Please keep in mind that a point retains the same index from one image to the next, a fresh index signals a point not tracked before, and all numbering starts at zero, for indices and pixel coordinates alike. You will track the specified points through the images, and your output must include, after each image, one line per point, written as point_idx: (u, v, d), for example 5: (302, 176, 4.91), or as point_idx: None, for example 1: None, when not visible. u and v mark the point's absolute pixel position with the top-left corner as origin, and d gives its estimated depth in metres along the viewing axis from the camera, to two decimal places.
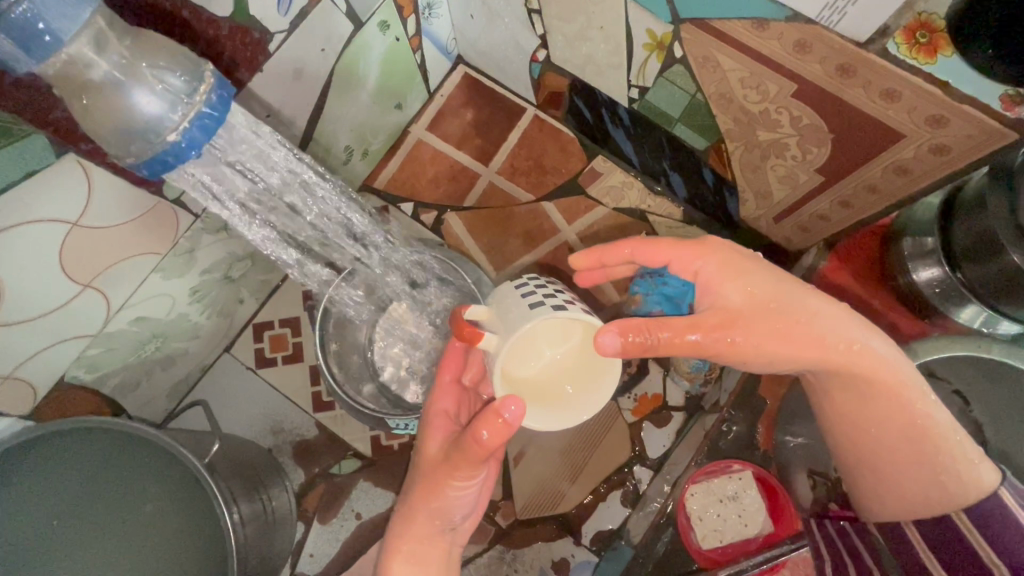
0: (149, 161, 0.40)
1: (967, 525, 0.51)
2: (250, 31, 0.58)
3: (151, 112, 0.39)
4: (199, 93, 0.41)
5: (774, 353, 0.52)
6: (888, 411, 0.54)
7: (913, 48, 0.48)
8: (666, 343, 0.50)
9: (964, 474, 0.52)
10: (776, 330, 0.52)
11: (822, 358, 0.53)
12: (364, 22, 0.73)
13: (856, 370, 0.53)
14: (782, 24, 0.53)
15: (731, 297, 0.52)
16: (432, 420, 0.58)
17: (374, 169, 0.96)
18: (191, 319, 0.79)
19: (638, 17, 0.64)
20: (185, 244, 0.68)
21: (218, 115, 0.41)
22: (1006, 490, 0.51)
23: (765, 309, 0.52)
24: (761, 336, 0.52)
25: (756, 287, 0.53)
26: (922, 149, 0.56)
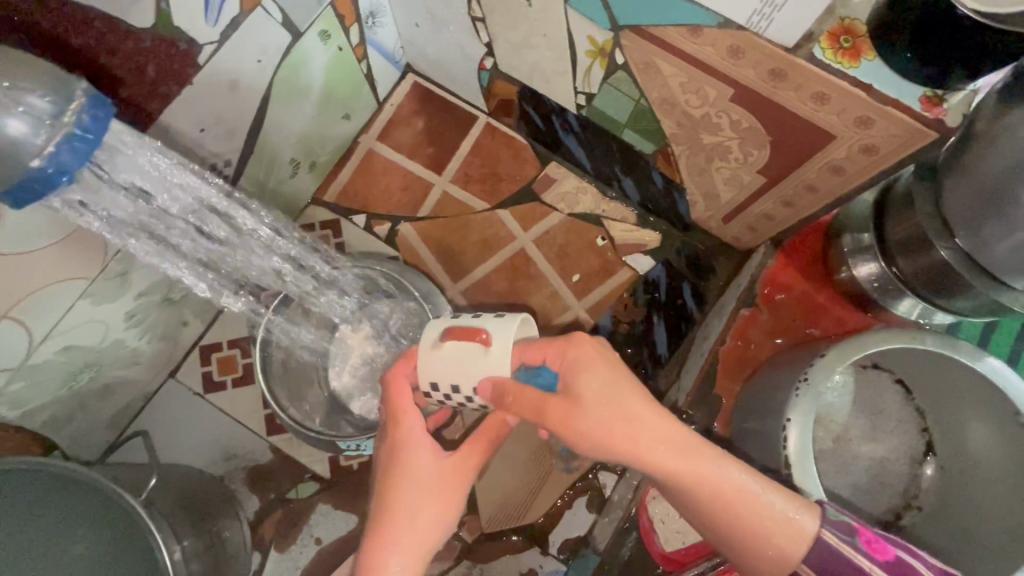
0: (15, 190, 0.40)
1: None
2: (174, 42, 0.56)
3: (13, 138, 0.37)
4: (67, 114, 0.39)
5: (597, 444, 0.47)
6: (717, 507, 0.46)
7: (837, 52, 0.50)
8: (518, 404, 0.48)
9: (786, 533, 0.47)
10: (610, 426, 0.46)
11: (633, 453, 0.46)
12: (302, 32, 0.71)
13: (673, 456, 0.46)
14: (715, 31, 0.54)
15: (586, 391, 0.47)
16: (406, 431, 0.52)
17: (323, 182, 0.94)
18: (128, 345, 0.74)
19: (579, 25, 0.64)
20: (116, 267, 0.64)
21: (91, 138, 0.40)
22: (826, 531, 0.47)
23: (613, 406, 0.46)
24: (598, 426, 0.46)
25: (604, 391, 0.47)
26: (853, 149, 0.58)
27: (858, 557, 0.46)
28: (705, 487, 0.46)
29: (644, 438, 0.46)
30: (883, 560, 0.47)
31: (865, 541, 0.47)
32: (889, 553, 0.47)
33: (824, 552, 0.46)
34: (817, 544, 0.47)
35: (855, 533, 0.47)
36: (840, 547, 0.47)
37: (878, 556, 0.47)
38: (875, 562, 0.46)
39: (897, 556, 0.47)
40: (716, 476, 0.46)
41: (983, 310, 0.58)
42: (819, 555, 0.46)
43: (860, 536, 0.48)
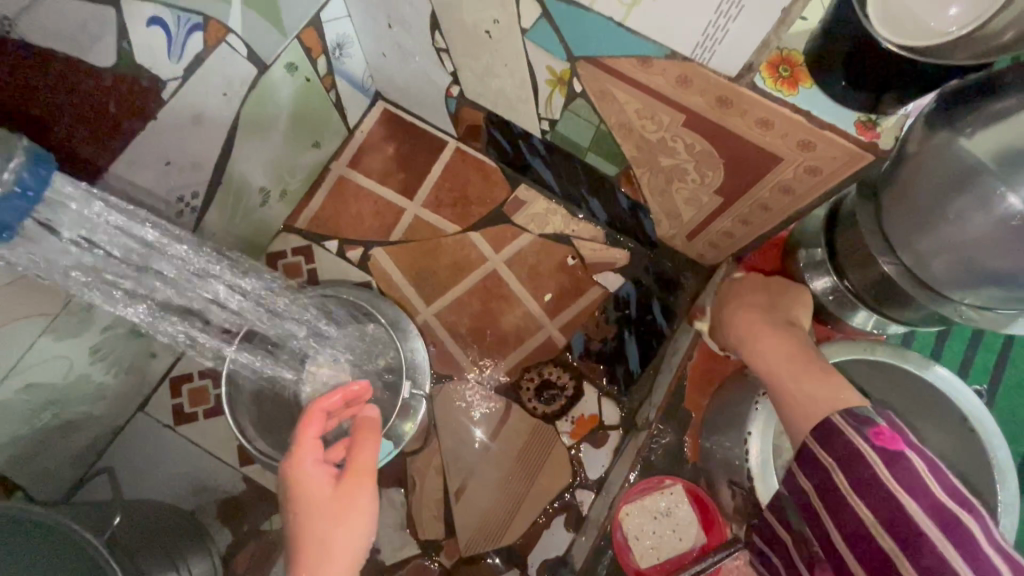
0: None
1: (831, 465, 0.48)
2: (137, 80, 0.57)
3: None
4: (13, 162, 0.47)
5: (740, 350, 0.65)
6: (798, 366, 0.57)
7: (777, 80, 0.53)
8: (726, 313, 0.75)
9: (829, 391, 0.53)
10: (729, 305, 0.71)
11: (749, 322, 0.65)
12: (268, 65, 0.72)
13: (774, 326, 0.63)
14: (664, 62, 0.56)
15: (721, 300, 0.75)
16: (299, 459, 0.54)
17: (295, 209, 0.95)
18: (93, 380, 0.73)
19: (538, 56, 0.67)
20: (79, 302, 0.64)
21: (29, 195, 0.48)
22: (838, 416, 0.49)
23: (737, 292, 0.72)
24: (741, 307, 0.69)
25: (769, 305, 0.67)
26: (799, 170, 0.60)
27: (859, 442, 0.46)
28: (786, 351, 0.59)
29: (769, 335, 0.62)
30: (889, 451, 0.45)
31: (882, 435, 0.46)
32: (899, 446, 0.46)
33: (839, 440, 0.47)
34: (828, 423, 0.49)
35: (868, 424, 0.47)
36: (846, 429, 0.48)
37: (888, 446, 0.46)
38: (876, 450, 0.46)
39: (900, 451, 0.45)
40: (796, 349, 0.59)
41: (932, 320, 0.60)
42: (841, 447, 0.47)
43: (871, 428, 0.47)
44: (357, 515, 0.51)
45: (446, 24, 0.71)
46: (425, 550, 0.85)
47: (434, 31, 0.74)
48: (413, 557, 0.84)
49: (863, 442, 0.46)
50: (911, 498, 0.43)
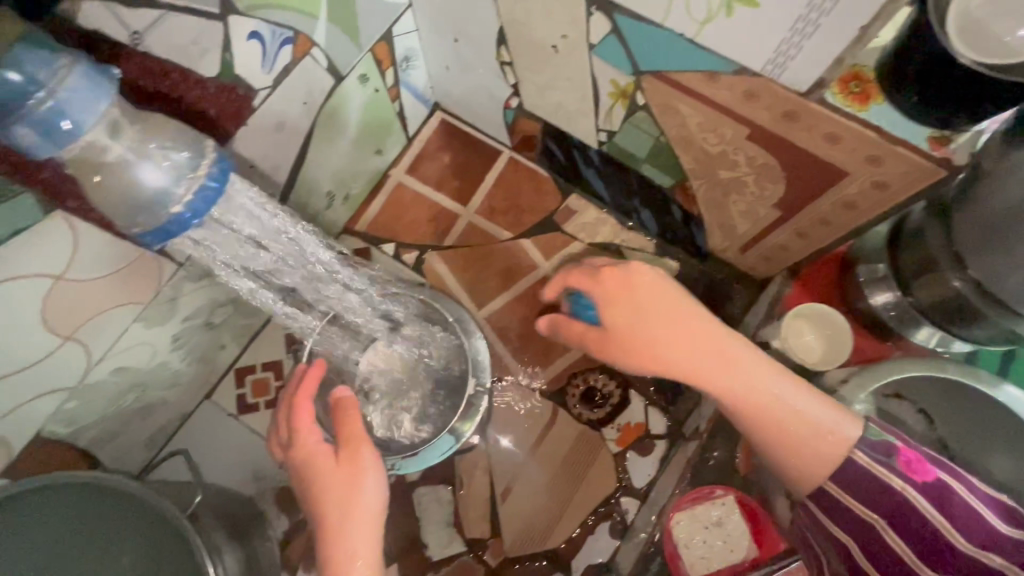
0: (151, 230, 0.44)
1: (876, 516, 0.51)
2: (234, 89, 0.61)
3: (155, 185, 0.43)
4: (201, 168, 0.45)
5: (643, 367, 0.55)
6: (787, 417, 0.52)
7: (847, 96, 0.54)
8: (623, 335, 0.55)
9: (816, 438, 0.52)
10: (667, 317, 0.54)
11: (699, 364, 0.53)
12: (344, 76, 0.76)
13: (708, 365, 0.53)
14: (732, 76, 0.58)
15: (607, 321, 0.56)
16: (303, 441, 0.58)
17: (355, 212, 0.99)
18: (171, 367, 0.78)
19: (602, 69, 0.69)
20: (166, 293, 0.68)
21: (217, 186, 0.46)
22: (861, 453, 0.51)
23: (664, 311, 0.54)
24: (662, 328, 0.53)
25: (665, 300, 0.54)
26: (865, 184, 0.61)
27: (892, 478, 0.50)
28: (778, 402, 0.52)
29: (683, 333, 0.53)
30: (922, 482, 0.50)
31: (901, 462, 0.51)
32: (929, 474, 0.50)
33: (860, 472, 0.51)
34: (859, 472, 0.51)
35: (895, 455, 0.51)
36: (873, 468, 0.51)
37: (917, 476, 0.50)
38: (911, 483, 0.50)
39: (938, 478, 0.50)
40: (783, 394, 0.52)
41: (999, 338, 0.60)
42: (858, 476, 0.51)
43: (899, 458, 0.51)
44: (367, 476, 0.56)
45: (513, 39, 0.75)
46: (470, 548, 0.86)
47: (499, 45, 0.78)
48: (458, 554, 0.86)
49: (883, 470, 0.51)
50: (940, 518, 0.48)
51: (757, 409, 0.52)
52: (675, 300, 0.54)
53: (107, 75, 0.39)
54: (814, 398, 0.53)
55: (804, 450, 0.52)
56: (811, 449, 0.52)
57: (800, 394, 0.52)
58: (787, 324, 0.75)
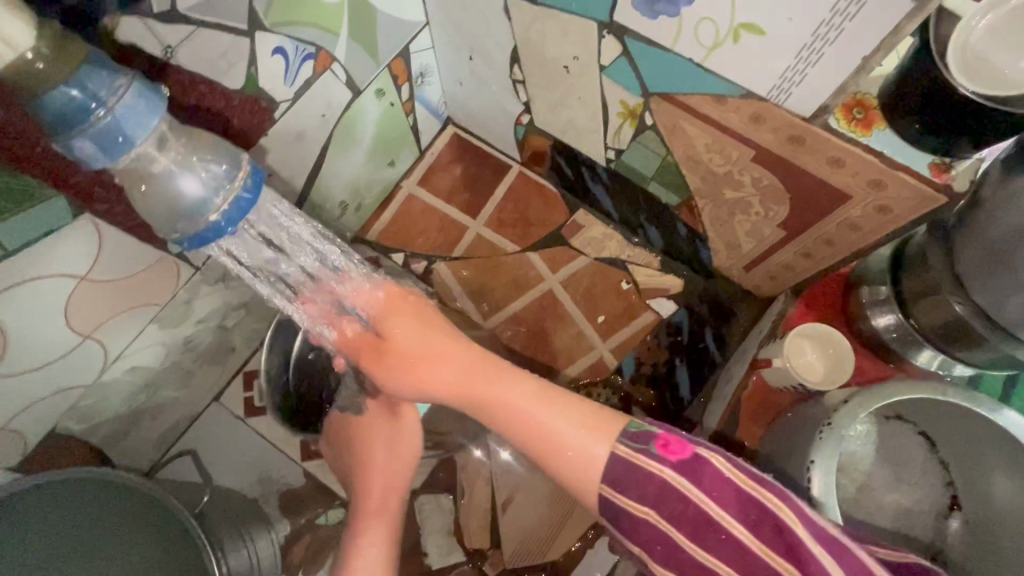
0: (190, 238, 0.43)
1: (641, 506, 0.45)
2: (257, 101, 0.64)
3: (194, 195, 0.42)
4: (238, 179, 0.44)
5: (420, 384, 0.52)
6: (542, 436, 0.47)
7: (851, 122, 0.56)
8: (394, 356, 0.52)
9: (574, 457, 0.46)
10: (433, 332, 0.52)
11: (467, 384, 0.50)
12: (361, 90, 0.79)
13: (480, 384, 0.50)
14: (738, 100, 0.59)
15: (399, 338, 0.52)
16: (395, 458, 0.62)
17: (367, 221, 1.01)
18: (183, 368, 0.80)
19: (613, 90, 0.71)
20: (183, 295, 0.70)
21: (253, 197, 0.44)
22: (619, 446, 0.46)
23: (426, 328, 0.52)
24: (436, 350, 0.51)
25: (431, 328, 0.52)
26: (868, 208, 0.62)
27: (649, 464, 0.44)
28: (536, 419, 0.47)
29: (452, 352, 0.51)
30: (676, 461, 0.44)
31: (664, 445, 0.45)
32: (685, 452, 0.45)
33: (612, 467, 0.45)
34: (612, 461, 0.46)
35: (652, 440, 0.46)
36: (634, 458, 0.45)
37: (672, 458, 0.44)
38: (672, 467, 0.44)
39: (694, 456, 0.44)
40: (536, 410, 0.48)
41: (1002, 363, 0.61)
42: (612, 468, 0.45)
43: (656, 443, 0.45)
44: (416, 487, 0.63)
45: (526, 59, 0.77)
46: (470, 558, 0.87)
47: (513, 64, 0.80)
48: (458, 563, 0.87)
49: (643, 459, 0.45)
50: (707, 499, 0.43)
51: (519, 425, 0.48)
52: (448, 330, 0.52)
53: (157, 94, 0.40)
54: (580, 424, 0.47)
55: (561, 466, 0.47)
56: (580, 460, 0.46)
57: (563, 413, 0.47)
58: (790, 344, 0.76)
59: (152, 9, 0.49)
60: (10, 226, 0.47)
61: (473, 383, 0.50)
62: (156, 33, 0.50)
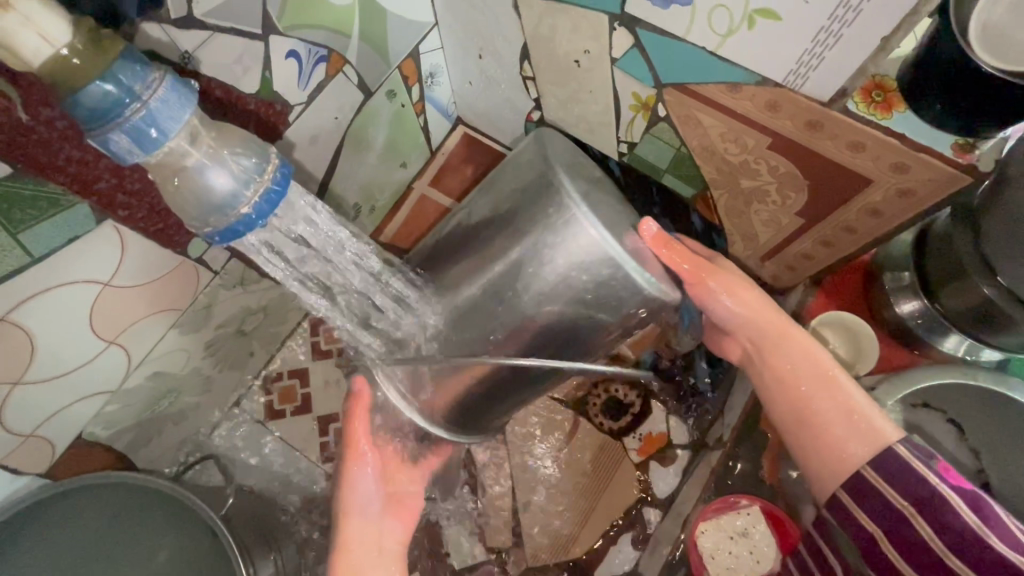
0: (222, 231, 0.43)
1: (906, 507, 0.51)
2: (272, 104, 0.64)
3: (226, 187, 0.43)
4: (267, 172, 0.44)
5: (810, 359, 0.61)
6: (827, 408, 0.58)
7: (871, 105, 0.54)
8: (767, 326, 0.64)
9: (850, 429, 0.57)
10: (764, 306, 0.65)
11: (815, 370, 0.60)
12: (373, 92, 0.79)
13: (802, 370, 0.61)
14: (754, 87, 0.59)
15: (728, 308, 0.65)
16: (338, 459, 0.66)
17: (380, 223, 1.02)
18: (204, 372, 0.81)
19: (625, 83, 0.71)
20: (203, 300, 0.71)
21: (282, 190, 0.45)
22: (901, 445, 0.53)
23: (759, 296, 0.65)
24: (747, 309, 0.65)
25: (739, 276, 0.66)
26: (890, 192, 0.61)
27: (926, 472, 0.51)
28: (823, 392, 0.59)
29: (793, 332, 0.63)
30: (957, 485, 0.50)
31: (941, 466, 0.51)
32: (967, 483, 0.50)
33: (888, 458, 0.53)
34: (887, 453, 0.53)
35: (933, 459, 0.52)
36: (912, 459, 0.52)
37: (953, 482, 0.50)
38: (950, 486, 0.49)
39: (974, 490, 0.49)
40: (840, 384, 0.59)
41: None
42: (887, 462, 0.53)
43: (938, 464, 0.52)
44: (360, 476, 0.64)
45: (536, 55, 0.77)
46: (492, 557, 0.86)
47: (523, 61, 0.80)
48: (481, 562, 0.86)
49: (920, 464, 0.51)
50: (973, 516, 0.47)
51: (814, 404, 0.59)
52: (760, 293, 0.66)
53: (189, 88, 0.41)
54: (868, 408, 0.57)
55: (826, 443, 0.58)
56: (865, 432, 0.56)
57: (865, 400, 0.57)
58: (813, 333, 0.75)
59: (170, 15, 0.50)
60: (37, 232, 0.48)
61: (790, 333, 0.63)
62: (173, 39, 0.51)
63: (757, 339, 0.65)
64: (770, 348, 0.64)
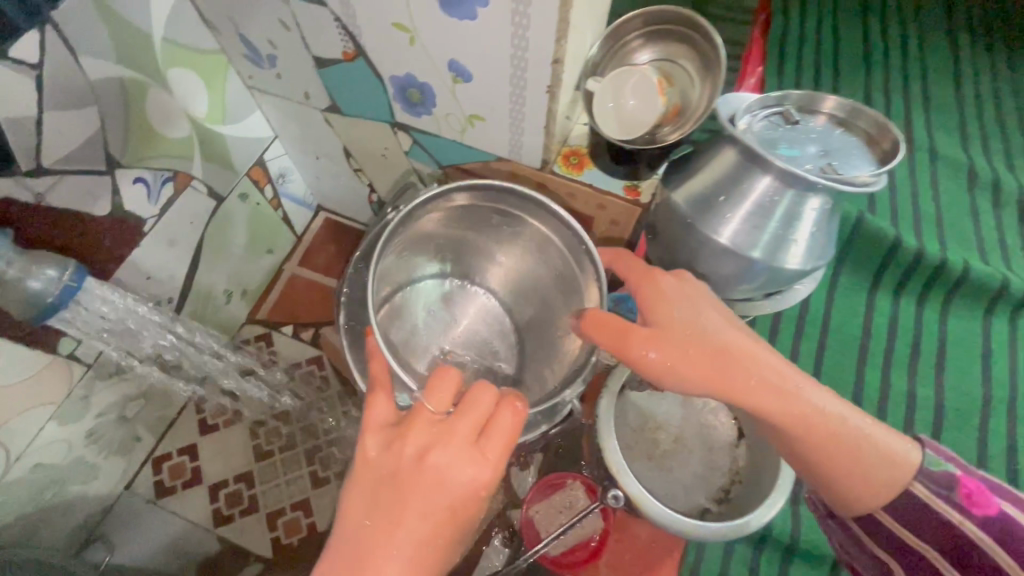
0: (40, 314, 0.64)
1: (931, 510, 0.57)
2: (126, 221, 0.79)
3: (36, 288, 0.63)
4: (66, 274, 0.66)
5: (814, 410, 0.57)
6: (848, 458, 0.57)
7: (568, 165, 0.78)
8: (764, 385, 0.57)
9: (887, 464, 0.58)
10: (744, 364, 0.57)
11: (830, 423, 0.57)
12: (225, 197, 0.96)
13: (816, 428, 0.57)
14: (496, 163, 0.81)
15: (727, 379, 0.57)
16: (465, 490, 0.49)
17: (255, 304, 1.15)
18: (88, 461, 0.89)
19: (421, 167, 0.92)
20: (79, 392, 0.81)
21: (78, 284, 0.67)
22: (918, 485, 0.58)
23: (739, 354, 0.58)
24: (734, 380, 0.57)
25: (715, 339, 0.58)
26: (607, 224, 0.83)
27: (950, 508, 0.56)
28: (841, 439, 0.56)
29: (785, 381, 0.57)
30: (983, 513, 0.55)
31: (962, 493, 0.57)
32: (990, 505, 0.56)
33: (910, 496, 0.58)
34: (909, 494, 0.58)
35: (956, 487, 0.57)
36: (930, 499, 0.57)
37: (978, 509, 0.56)
38: (971, 515, 0.56)
39: (999, 506, 0.55)
40: (850, 426, 0.57)
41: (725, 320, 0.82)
42: (908, 506, 0.58)
43: (961, 491, 0.57)
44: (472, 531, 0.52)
45: (356, 152, 0.97)
46: None
47: (348, 157, 1.00)
48: None
49: (942, 504, 0.57)
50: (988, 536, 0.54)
51: (835, 456, 0.57)
52: (703, 348, 0.58)
53: None
54: (892, 444, 0.58)
55: (856, 484, 0.58)
56: (891, 481, 0.58)
57: (878, 430, 0.58)
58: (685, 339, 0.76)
59: (22, 168, 0.65)
60: None
61: (795, 388, 0.57)
62: (24, 185, 0.66)
63: (751, 402, 0.57)
64: (767, 412, 0.57)
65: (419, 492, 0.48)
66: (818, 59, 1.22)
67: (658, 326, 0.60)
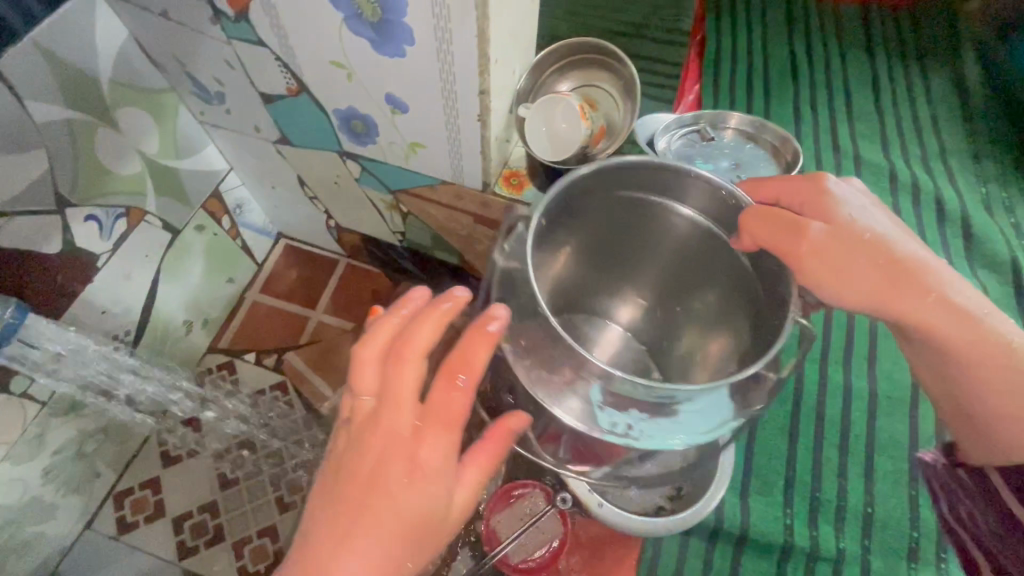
0: None
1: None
2: (79, 257, 0.81)
3: None
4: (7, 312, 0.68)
5: (994, 335, 0.52)
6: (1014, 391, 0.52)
7: (510, 186, 0.81)
8: (934, 302, 0.52)
9: None
10: (917, 282, 0.52)
11: (993, 351, 0.52)
12: (180, 230, 0.98)
13: (979, 352, 0.52)
14: (442, 186, 0.85)
15: (903, 288, 0.52)
16: (439, 444, 0.45)
17: (218, 333, 1.16)
18: (46, 500, 0.88)
19: (373, 193, 0.95)
20: (34, 430, 0.82)
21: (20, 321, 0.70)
22: None
23: (908, 270, 0.53)
24: (916, 289, 0.52)
25: (886, 250, 0.53)
26: None
27: None
28: (1015, 370, 0.52)
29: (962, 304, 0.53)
30: None
31: None
32: None
33: None
34: None
35: None
36: None
37: None
38: None
39: None
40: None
41: None
42: None
43: None
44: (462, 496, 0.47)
45: (310, 181, 1.00)
46: None
47: (303, 186, 1.03)
48: None
49: None
50: None
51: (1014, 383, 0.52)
52: (885, 257, 0.52)
53: None
54: None
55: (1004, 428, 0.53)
56: None
57: None
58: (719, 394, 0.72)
59: None
60: None
61: (965, 310, 0.53)
62: None
63: (937, 310, 0.53)
64: (937, 327, 0.53)
65: (386, 441, 0.45)
66: (754, 69, 1.27)
67: (835, 224, 0.54)
